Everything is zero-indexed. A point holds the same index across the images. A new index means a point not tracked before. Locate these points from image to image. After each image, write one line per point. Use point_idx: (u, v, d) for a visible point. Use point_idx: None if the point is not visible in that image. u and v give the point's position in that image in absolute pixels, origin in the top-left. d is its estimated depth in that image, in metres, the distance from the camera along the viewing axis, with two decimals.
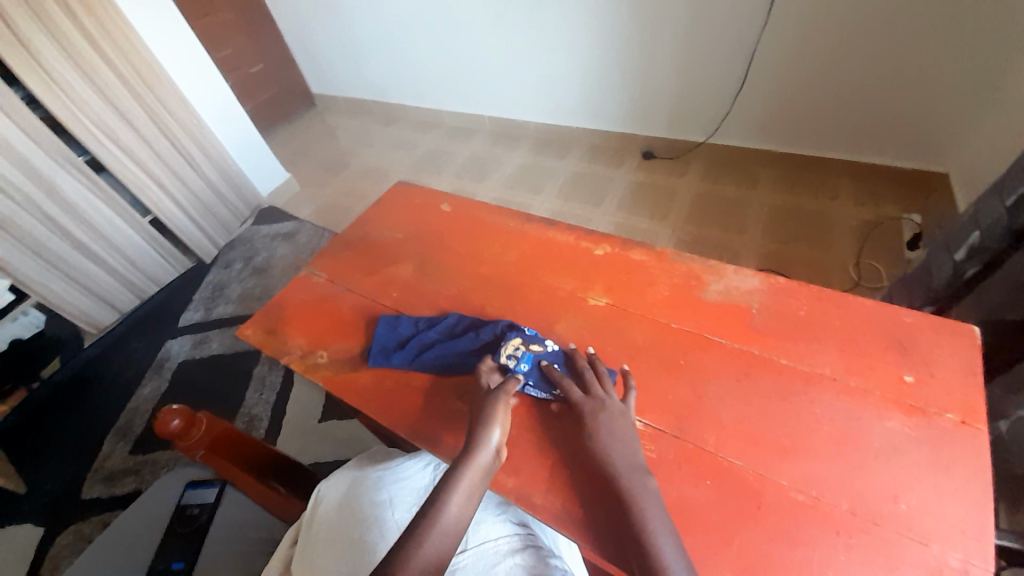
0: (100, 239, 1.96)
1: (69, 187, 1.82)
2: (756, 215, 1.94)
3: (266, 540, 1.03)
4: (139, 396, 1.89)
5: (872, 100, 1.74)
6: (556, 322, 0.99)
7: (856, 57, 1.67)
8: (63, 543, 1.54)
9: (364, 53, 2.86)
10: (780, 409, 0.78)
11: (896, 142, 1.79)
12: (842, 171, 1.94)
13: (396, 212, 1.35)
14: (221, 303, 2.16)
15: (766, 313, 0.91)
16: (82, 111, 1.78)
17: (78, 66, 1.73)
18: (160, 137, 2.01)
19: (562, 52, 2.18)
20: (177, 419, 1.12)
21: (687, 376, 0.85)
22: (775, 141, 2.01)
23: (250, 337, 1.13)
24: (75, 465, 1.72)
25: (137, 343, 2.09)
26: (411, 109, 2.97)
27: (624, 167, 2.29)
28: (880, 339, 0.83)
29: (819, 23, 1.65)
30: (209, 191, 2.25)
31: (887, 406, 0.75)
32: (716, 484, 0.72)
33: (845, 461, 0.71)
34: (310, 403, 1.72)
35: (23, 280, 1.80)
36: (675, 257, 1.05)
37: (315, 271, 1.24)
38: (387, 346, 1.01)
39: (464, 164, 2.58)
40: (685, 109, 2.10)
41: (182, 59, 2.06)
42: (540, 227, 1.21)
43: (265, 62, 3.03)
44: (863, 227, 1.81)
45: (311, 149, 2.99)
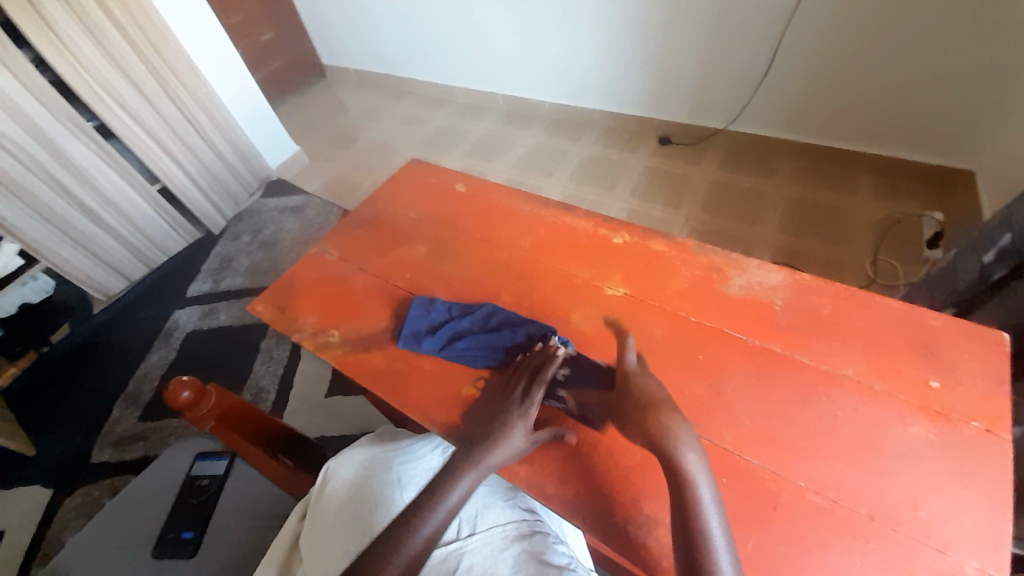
0: (108, 206, 1.94)
1: (77, 152, 1.79)
2: (773, 206, 1.89)
3: (274, 513, 1.04)
4: (148, 363, 1.91)
5: (904, 92, 1.67)
6: (571, 311, 0.97)
7: (890, 44, 1.60)
8: (72, 504, 1.57)
9: (377, 24, 2.78)
10: (799, 409, 0.76)
11: (925, 136, 1.72)
12: (866, 164, 1.88)
13: (410, 191, 1.33)
14: (228, 275, 2.16)
15: (788, 310, 0.88)
16: (92, 75, 1.74)
17: (87, 29, 1.69)
18: (169, 104, 1.97)
19: (582, 30, 2.10)
20: (187, 391, 1.10)
21: (705, 371, 0.83)
22: (798, 131, 1.95)
23: (261, 313, 1.12)
24: (86, 430, 1.75)
25: (146, 311, 2.10)
26: (424, 84, 2.90)
27: (639, 151, 2.24)
28: (906, 343, 0.81)
29: (855, 8, 1.57)
30: (217, 162, 2.22)
31: (911, 411, 0.74)
32: (731, 482, 0.71)
33: (864, 465, 0.70)
34: (316, 378, 1.73)
35: (31, 245, 1.80)
36: (696, 249, 1.02)
37: (327, 248, 1.23)
38: (418, 330, 0.99)
39: (476, 143, 2.53)
40: (706, 95, 2.03)
41: (191, 25, 2.00)
42: (557, 212, 1.18)
43: (275, 30, 2.96)
44: (884, 222, 1.76)
45: (320, 122, 2.94)
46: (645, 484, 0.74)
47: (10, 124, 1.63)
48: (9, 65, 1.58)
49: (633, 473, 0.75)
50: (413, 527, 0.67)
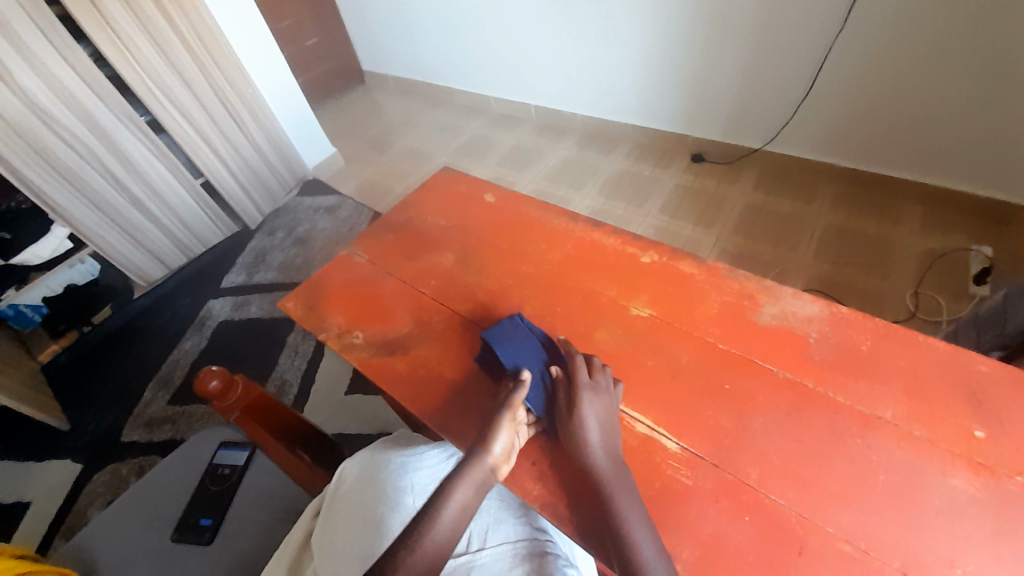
0: (154, 197, 2.04)
1: (127, 143, 1.89)
2: (809, 231, 1.83)
3: (290, 508, 1.06)
4: (180, 350, 1.98)
5: (953, 121, 1.60)
6: (595, 329, 0.96)
7: (942, 72, 1.53)
8: (101, 480, 1.64)
9: (418, 32, 2.84)
10: (830, 449, 0.73)
11: (977, 167, 1.64)
12: (911, 194, 1.81)
13: (442, 198, 1.35)
14: (262, 269, 2.23)
15: (824, 344, 0.85)
16: (146, 71, 1.85)
17: (144, 29, 1.79)
18: (217, 103, 2.06)
19: (619, 45, 2.11)
20: (217, 380, 1.10)
21: (732, 402, 0.81)
22: (839, 156, 1.89)
23: (291, 310, 1.15)
24: (118, 409, 1.83)
25: (182, 298, 2.19)
26: (460, 93, 2.95)
27: (671, 168, 2.21)
28: (951, 388, 0.77)
29: (905, 33, 1.52)
30: (258, 159, 2.31)
31: (952, 462, 0.70)
32: (753, 521, 0.69)
33: (899, 516, 0.66)
34: (337, 376, 1.76)
35: (81, 230, 1.90)
36: (727, 274, 1.00)
37: (358, 251, 1.25)
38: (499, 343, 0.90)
39: (507, 153, 2.55)
40: (744, 114, 2.00)
41: (243, 28, 2.09)
42: (586, 228, 1.17)
43: (321, 36, 3.06)
44: (928, 254, 1.68)
45: (358, 126, 3.02)
46: (665, 516, 0.71)
47: (69, 115, 1.73)
48: (74, 61, 1.69)
49: (650, 501, 0.73)
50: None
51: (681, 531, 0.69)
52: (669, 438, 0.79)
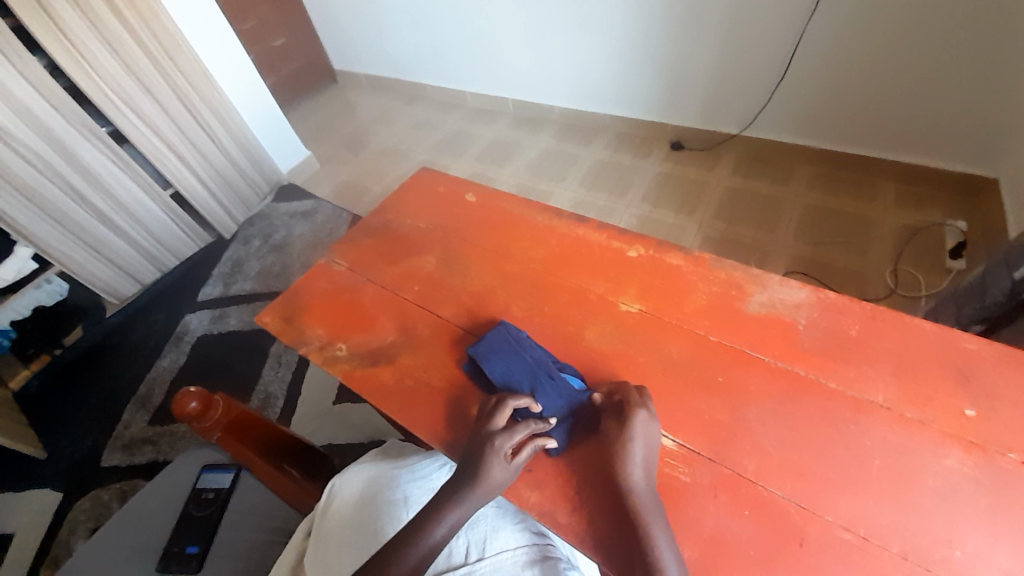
0: (120, 211, 1.95)
1: (91, 157, 1.80)
2: (790, 212, 1.85)
3: (281, 529, 1.02)
4: (159, 367, 1.91)
5: (924, 99, 1.62)
6: (585, 327, 0.95)
7: (910, 51, 1.55)
8: (82, 507, 1.57)
9: (387, 27, 2.77)
10: (826, 438, 0.73)
11: (950, 144, 1.66)
12: (886, 172, 1.83)
13: (420, 199, 1.31)
14: (239, 279, 2.16)
15: (814, 331, 0.85)
16: (102, 78, 1.75)
17: (100, 34, 1.70)
18: (182, 109, 1.97)
19: (595, 33, 2.08)
20: (194, 401, 1.05)
21: (726, 395, 0.80)
22: (816, 137, 1.90)
23: (269, 324, 1.11)
24: (96, 433, 1.75)
25: (157, 314, 2.11)
26: (434, 89, 2.89)
27: (651, 156, 2.21)
28: (940, 368, 0.77)
29: (874, 14, 1.52)
30: (229, 166, 2.23)
31: (945, 442, 0.70)
32: (754, 515, 0.68)
33: (898, 501, 0.66)
34: (324, 386, 1.71)
35: (45, 249, 1.81)
36: (714, 264, 0.99)
37: (336, 259, 1.21)
38: (492, 356, 0.89)
39: (486, 148, 2.51)
40: (721, 100, 1.99)
41: (203, 30, 2.00)
42: (569, 224, 1.15)
43: (287, 35, 2.97)
44: (904, 232, 1.70)
45: (331, 127, 2.94)
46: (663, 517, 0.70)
47: (24, 130, 1.64)
48: (25, 71, 1.59)
49: None
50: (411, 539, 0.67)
51: (682, 531, 0.68)
52: (665, 435, 0.78)
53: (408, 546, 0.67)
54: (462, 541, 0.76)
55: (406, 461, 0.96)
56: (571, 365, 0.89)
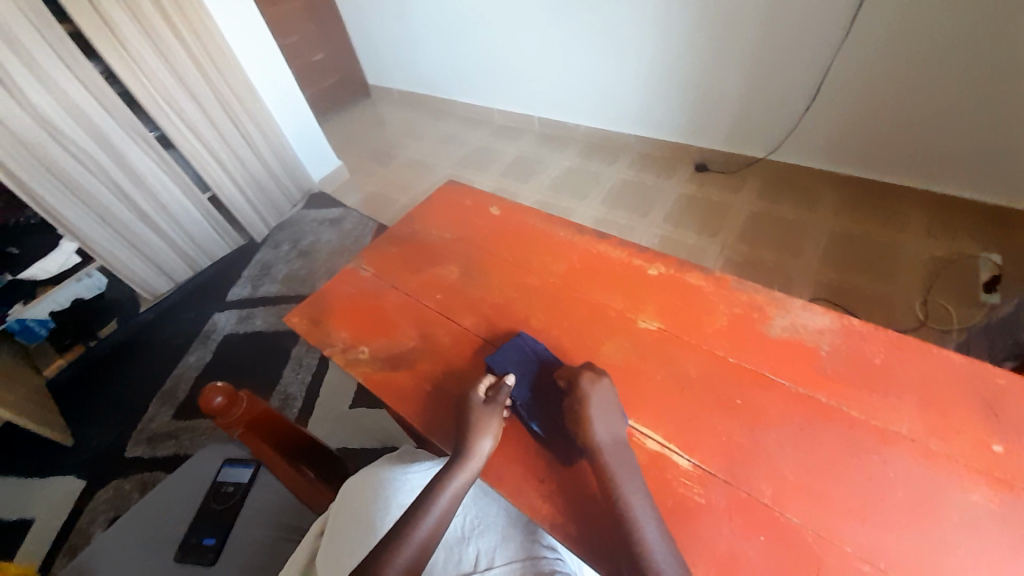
0: (161, 211, 2.05)
1: (137, 159, 1.91)
2: (815, 238, 1.82)
3: (294, 527, 1.04)
4: (186, 363, 1.98)
5: (955, 129, 1.60)
6: (602, 342, 0.95)
7: (943, 80, 1.54)
8: (105, 495, 1.62)
9: (421, 46, 2.88)
10: (846, 466, 0.72)
11: (983, 174, 1.63)
12: (916, 201, 1.80)
13: (446, 211, 1.35)
14: (267, 282, 2.23)
15: (836, 357, 0.84)
16: (153, 85, 1.87)
17: (154, 45, 1.82)
18: (224, 117, 2.08)
19: (623, 55, 2.12)
20: (219, 396, 1.08)
21: (744, 417, 0.79)
22: (843, 163, 1.89)
23: (296, 324, 1.15)
24: (123, 425, 1.82)
25: (187, 311, 2.19)
26: (463, 106, 2.98)
27: (674, 177, 2.22)
28: (966, 400, 0.75)
29: (905, 43, 1.53)
30: (264, 172, 2.33)
31: (971, 476, 0.68)
32: (769, 540, 0.67)
33: (921, 535, 0.64)
34: (342, 389, 1.75)
35: (90, 244, 1.91)
36: (735, 285, 0.99)
37: (362, 265, 1.25)
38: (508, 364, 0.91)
39: (510, 164, 2.56)
40: (747, 124, 2.00)
41: (248, 44, 2.12)
42: (591, 240, 1.17)
43: (326, 51, 3.11)
44: (934, 262, 1.66)
45: (363, 139, 3.05)
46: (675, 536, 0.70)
47: (79, 131, 1.75)
48: (84, 78, 1.71)
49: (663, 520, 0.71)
50: (417, 536, 0.68)
51: (694, 551, 0.68)
52: (680, 454, 0.77)
53: (415, 542, 0.67)
54: (472, 548, 0.77)
55: (413, 466, 0.97)
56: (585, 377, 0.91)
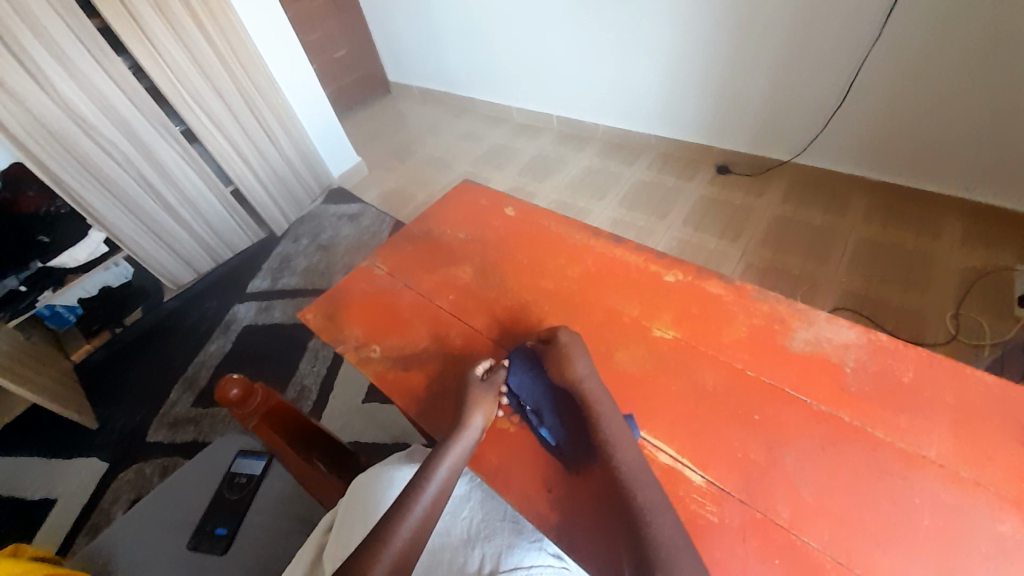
0: (185, 204, 2.10)
1: (163, 152, 1.96)
2: (842, 245, 1.76)
3: (305, 520, 1.05)
4: (206, 352, 2.02)
5: (997, 136, 1.52)
6: (617, 349, 0.94)
7: (985, 86, 1.46)
8: (127, 477, 1.67)
9: (441, 42, 2.88)
10: (868, 490, 0.69)
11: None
12: (953, 210, 1.72)
13: (462, 210, 1.34)
14: (286, 275, 2.27)
15: (861, 373, 0.81)
16: (178, 79, 1.90)
17: (179, 39, 1.85)
18: (247, 112, 2.11)
19: (646, 54, 2.08)
20: (236, 389, 1.12)
21: (762, 433, 0.77)
22: (874, 169, 1.82)
23: (310, 320, 1.16)
24: (145, 410, 1.87)
25: (208, 301, 2.24)
26: (482, 103, 2.97)
27: (695, 179, 2.17)
28: (1003, 426, 0.71)
29: (944, 46, 1.46)
30: (285, 167, 2.36)
31: (1004, 507, 0.65)
32: (784, 564, 0.65)
33: (949, 568, 0.61)
34: (355, 384, 1.77)
35: (116, 234, 1.96)
36: (756, 295, 0.96)
37: (377, 263, 1.25)
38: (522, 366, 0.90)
39: (529, 162, 2.54)
40: (772, 127, 1.95)
41: (270, 39, 2.14)
42: (608, 243, 1.15)
43: (348, 47, 3.13)
44: (969, 273, 1.59)
45: (382, 135, 3.07)
46: None
47: (107, 124, 1.80)
48: (111, 71, 1.75)
49: None
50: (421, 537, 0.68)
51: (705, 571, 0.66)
52: (694, 470, 0.75)
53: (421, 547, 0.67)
54: (478, 551, 0.77)
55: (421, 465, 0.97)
56: None
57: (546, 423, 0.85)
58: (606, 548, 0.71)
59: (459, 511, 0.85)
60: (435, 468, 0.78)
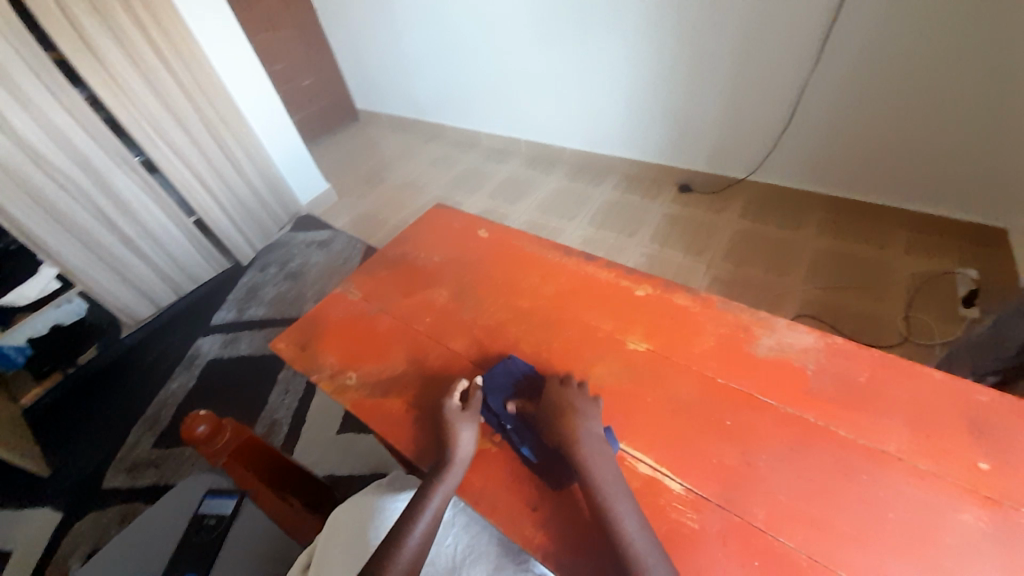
0: (146, 235, 2.03)
1: (122, 184, 1.90)
2: (799, 256, 1.86)
3: (279, 560, 1.00)
4: (168, 389, 1.93)
5: (927, 152, 1.67)
6: (593, 364, 0.96)
7: (911, 108, 1.62)
8: (81, 529, 1.56)
9: (409, 71, 2.94)
10: (836, 487, 0.72)
11: (955, 194, 1.70)
12: (895, 220, 1.85)
13: (435, 233, 1.35)
14: (253, 305, 2.21)
15: (823, 375, 0.85)
16: (139, 110, 1.86)
17: (140, 71, 1.83)
18: (211, 142, 2.09)
19: (607, 81, 2.18)
20: (204, 426, 1.06)
21: (735, 439, 0.79)
22: (822, 184, 1.95)
23: (282, 350, 1.13)
24: (101, 454, 1.75)
25: (170, 336, 2.15)
26: (451, 129, 3.02)
27: (660, 198, 2.26)
28: (954, 419, 0.76)
29: (872, 73, 1.61)
30: (251, 196, 2.32)
31: (960, 495, 0.69)
32: (764, 566, 0.67)
33: (914, 558, 0.64)
34: (329, 414, 1.72)
35: (70, 270, 1.87)
36: (721, 305, 1.00)
37: (351, 289, 1.24)
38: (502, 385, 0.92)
39: (499, 186, 2.59)
40: (727, 147, 2.07)
41: (235, 70, 2.14)
42: (579, 261, 1.18)
43: (314, 77, 3.15)
44: (915, 279, 1.71)
45: (352, 162, 3.07)
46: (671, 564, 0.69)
47: (62, 156, 1.74)
48: (67, 103, 1.70)
49: None
50: None
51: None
52: (672, 478, 0.77)
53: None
54: None
55: (402, 494, 0.95)
56: None
57: (528, 441, 0.84)
58: (591, 564, 0.71)
59: (442, 540, 0.83)
60: (427, 499, 0.77)
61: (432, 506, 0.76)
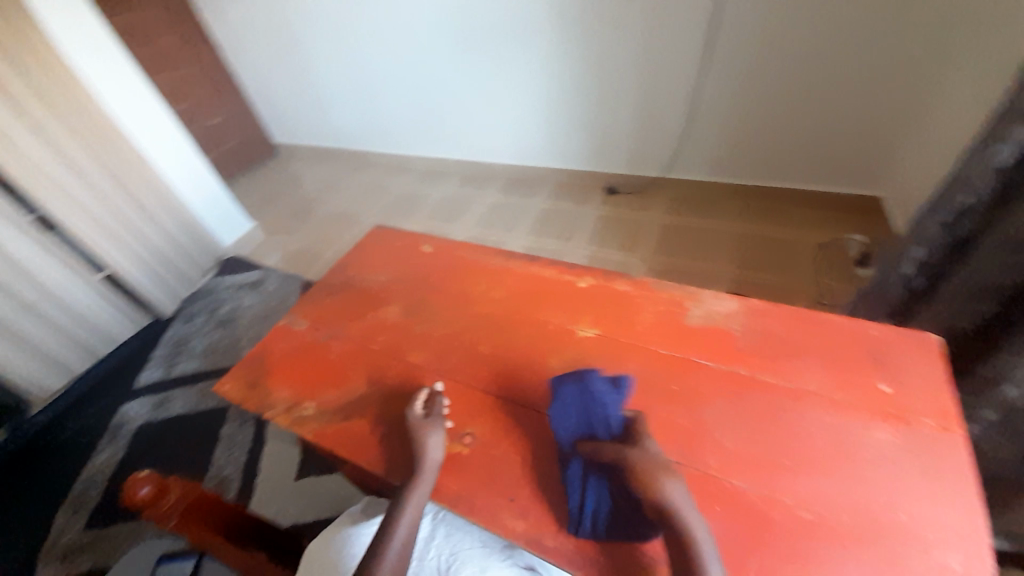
0: (47, 299, 1.83)
1: (14, 245, 1.71)
2: (719, 241, 2.05)
3: None
4: (94, 464, 1.73)
5: (806, 137, 1.93)
6: (549, 356, 1.00)
7: (787, 100, 1.87)
8: None
9: (329, 101, 2.91)
10: (773, 427, 0.81)
11: (835, 171, 1.97)
12: (792, 200, 2.10)
13: (378, 254, 1.36)
14: (183, 359, 2.05)
15: (749, 334, 0.96)
16: (28, 161, 1.70)
17: (26, 119, 1.67)
18: (117, 190, 1.95)
19: (526, 97, 2.30)
20: (147, 486, 0.96)
21: (684, 402, 0.87)
22: (728, 174, 2.17)
23: (229, 392, 1.08)
24: (15, 552, 1.53)
25: (88, 406, 1.94)
26: (379, 155, 3.01)
27: (590, 202, 2.40)
28: (857, 354, 0.89)
29: (752, 73, 1.85)
30: (169, 243, 2.18)
31: (870, 416, 0.80)
32: (724, 509, 0.73)
33: (843, 476, 0.74)
34: (286, 460, 1.63)
35: None
36: (656, 286, 1.10)
37: (297, 320, 1.21)
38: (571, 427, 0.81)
39: (435, 206, 2.61)
40: (642, 149, 2.25)
41: (138, 112, 2.02)
42: (523, 264, 1.23)
43: (225, 114, 3.03)
44: (815, 249, 1.94)
45: (277, 198, 2.96)
46: None
47: None
48: None
49: None
50: None
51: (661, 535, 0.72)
52: None
53: None
54: None
55: (376, 517, 0.93)
56: (533, 396, 0.94)
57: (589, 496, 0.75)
58: (572, 541, 0.75)
59: (425, 553, 0.83)
60: (403, 510, 0.77)
61: (410, 519, 0.76)
